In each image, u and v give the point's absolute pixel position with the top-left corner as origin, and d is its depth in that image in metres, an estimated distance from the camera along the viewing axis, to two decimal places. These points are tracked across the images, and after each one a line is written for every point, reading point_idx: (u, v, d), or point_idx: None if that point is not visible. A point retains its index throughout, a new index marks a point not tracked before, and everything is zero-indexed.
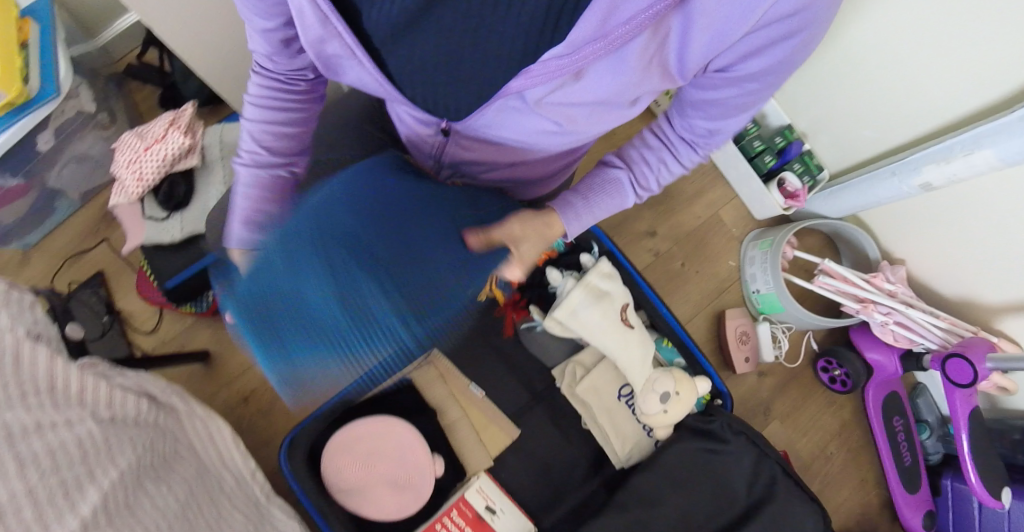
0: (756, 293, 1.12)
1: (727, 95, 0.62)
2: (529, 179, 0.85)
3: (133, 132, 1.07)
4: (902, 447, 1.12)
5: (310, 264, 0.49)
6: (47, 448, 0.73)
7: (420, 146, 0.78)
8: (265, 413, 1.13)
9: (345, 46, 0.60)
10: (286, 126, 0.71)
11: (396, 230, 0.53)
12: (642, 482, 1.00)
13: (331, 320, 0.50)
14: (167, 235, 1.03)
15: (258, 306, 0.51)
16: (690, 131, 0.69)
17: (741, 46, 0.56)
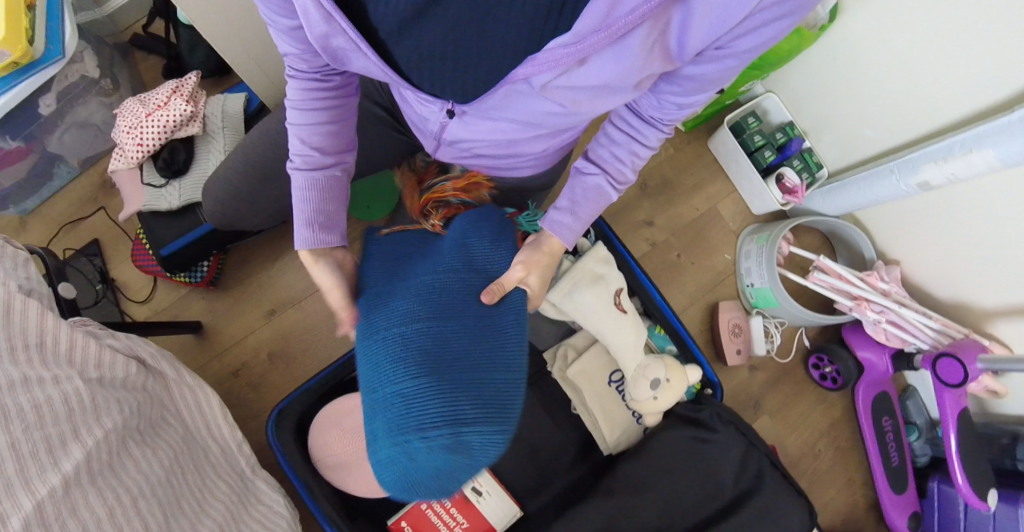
0: (750, 287, 1.12)
1: (700, 75, 0.63)
2: (529, 158, 0.84)
3: (136, 98, 1.06)
4: (890, 447, 1.12)
5: (406, 432, 0.55)
6: (33, 403, 0.74)
7: (425, 121, 0.78)
8: (254, 387, 1.11)
9: (349, 41, 0.60)
10: (329, 123, 0.70)
11: (435, 346, 0.57)
12: (630, 469, 1.01)
13: (452, 461, 0.55)
14: (164, 201, 1.03)
15: (407, 478, 0.58)
16: (660, 115, 0.70)
17: (737, 30, 0.58)
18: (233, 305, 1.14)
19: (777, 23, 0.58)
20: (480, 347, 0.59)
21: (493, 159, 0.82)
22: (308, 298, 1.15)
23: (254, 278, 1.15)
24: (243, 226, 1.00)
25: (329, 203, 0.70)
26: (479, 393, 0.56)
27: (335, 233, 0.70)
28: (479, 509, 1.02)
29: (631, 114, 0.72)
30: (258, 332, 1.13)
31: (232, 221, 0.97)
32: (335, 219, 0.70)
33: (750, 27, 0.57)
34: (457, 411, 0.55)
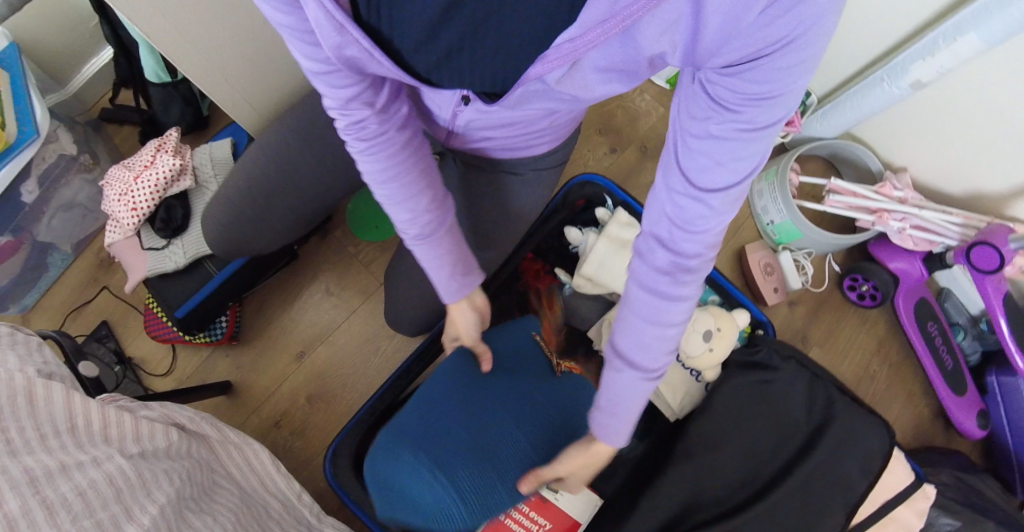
0: (770, 225, 1.12)
1: (724, 129, 0.52)
2: (541, 135, 0.83)
3: (118, 165, 1.02)
4: (942, 352, 1.12)
5: (409, 445, 0.68)
6: (77, 488, 0.66)
7: (441, 115, 0.79)
8: (299, 434, 1.08)
9: (363, 49, 0.59)
10: (423, 175, 0.74)
11: (480, 433, 0.71)
12: (701, 426, 1.00)
13: (410, 493, 0.66)
14: (170, 261, 0.99)
15: (381, 466, 0.72)
16: (690, 217, 0.57)
17: (742, 46, 0.48)
18: (261, 355, 1.10)
19: (818, 24, 0.46)
20: (499, 475, 0.69)
21: (506, 138, 0.82)
22: (336, 332, 1.11)
23: (276, 323, 1.11)
24: (250, 248, 0.92)
25: (457, 246, 0.78)
26: (469, 488, 0.66)
27: (474, 271, 0.80)
28: (557, 506, 1.00)
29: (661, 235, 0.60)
30: (292, 377, 1.10)
31: (238, 242, 0.90)
32: (468, 260, 0.79)
33: (771, 37, 0.46)
34: (445, 479, 0.65)
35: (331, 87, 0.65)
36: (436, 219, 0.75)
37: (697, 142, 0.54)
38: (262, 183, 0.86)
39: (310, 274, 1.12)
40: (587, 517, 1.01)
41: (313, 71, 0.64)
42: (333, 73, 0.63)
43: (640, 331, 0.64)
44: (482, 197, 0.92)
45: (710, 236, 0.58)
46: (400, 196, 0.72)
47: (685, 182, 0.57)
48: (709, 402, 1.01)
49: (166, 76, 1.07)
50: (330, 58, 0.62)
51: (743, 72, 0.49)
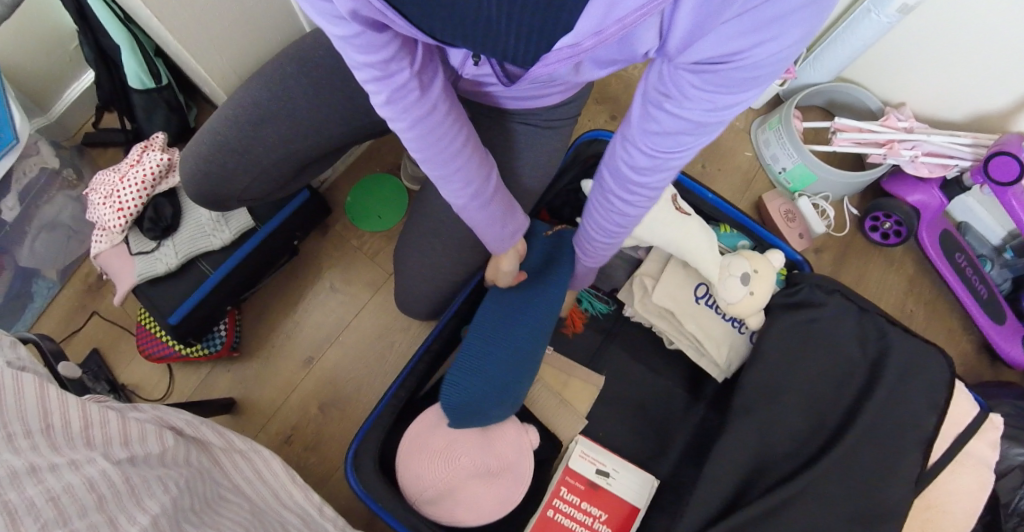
0: (783, 172, 1.11)
1: (678, 114, 0.52)
2: (547, 95, 0.79)
3: (104, 170, 0.95)
4: (974, 281, 1.08)
5: (479, 342, 0.86)
6: (47, 493, 0.54)
7: (452, 65, 0.74)
8: (315, 447, 0.97)
9: (380, 14, 0.52)
10: (470, 139, 0.69)
11: (520, 342, 0.87)
12: (752, 376, 0.94)
13: (481, 377, 0.84)
14: (161, 263, 0.90)
15: (463, 365, 0.84)
16: (642, 170, 0.60)
17: (710, 48, 0.46)
18: (265, 366, 1.00)
19: (779, 40, 0.43)
20: (523, 365, 0.88)
21: (517, 92, 0.77)
22: (346, 331, 1.02)
23: (280, 330, 1.02)
24: (235, 187, 0.85)
25: (503, 198, 0.76)
26: (507, 377, 0.86)
27: (520, 215, 0.80)
28: (614, 492, 0.91)
29: (615, 173, 0.64)
30: (302, 385, 1.00)
31: (217, 191, 0.85)
32: (512, 210, 0.78)
33: (735, 46, 0.44)
34: (498, 367, 0.85)
35: (366, 53, 0.55)
36: (487, 177, 0.72)
37: (654, 112, 0.54)
38: (254, 144, 0.80)
39: (312, 273, 1.05)
40: (645, 501, 0.91)
41: (340, 37, 0.54)
42: (370, 35, 0.54)
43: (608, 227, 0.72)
44: (497, 149, 0.87)
45: (654, 187, 0.62)
46: (451, 162, 0.68)
47: (638, 139, 0.58)
48: (759, 349, 0.95)
49: (149, 82, 1.01)
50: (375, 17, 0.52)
51: (705, 73, 0.47)
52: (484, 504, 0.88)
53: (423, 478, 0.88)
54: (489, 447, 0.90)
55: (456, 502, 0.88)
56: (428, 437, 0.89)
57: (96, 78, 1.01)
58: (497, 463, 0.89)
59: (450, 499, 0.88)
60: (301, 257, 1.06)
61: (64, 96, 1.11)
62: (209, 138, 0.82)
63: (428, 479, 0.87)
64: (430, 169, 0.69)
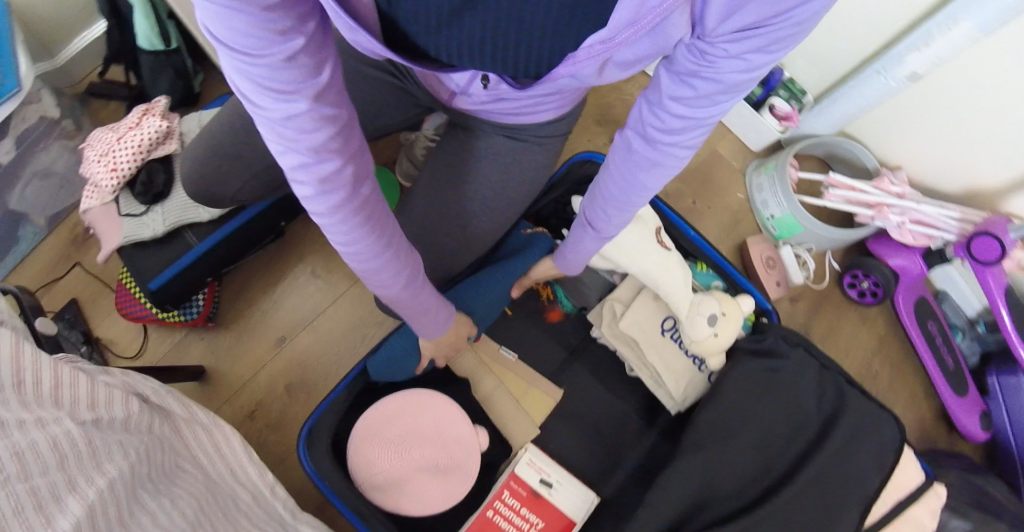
0: (771, 219, 1.12)
1: (714, 79, 0.56)
2: (540, 112, 0.82)
3: (103, 128, 0.97)
4: (943, 352, 1.10)
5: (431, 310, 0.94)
6: (11, 450, 0.54)
7: (456, 84, 0.77)
8: (276, 425, 1.00)
9: (296, 51, 0.47)
10: (368, 192, 0.61)
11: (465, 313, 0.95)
12: (705, 416, 0.95)
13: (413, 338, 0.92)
14: (147, 229, 0.91)
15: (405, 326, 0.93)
16: (673, 129, 0.62)
17: (749, 15, 0.50)
18: (238, 339, 1.03)
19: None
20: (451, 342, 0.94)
21: (520, 104, 0.79)
22: (321, 315, 1.05)
23: (256, 305, 1.04)
24: (224, 190, 0.88)
25: (400, 256, 0.67)
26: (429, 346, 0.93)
27: (408, 260, 0.69)
28: (553, 504, 0.92)
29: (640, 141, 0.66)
30: (271, 363, 1.02)
31: (212, 186, 0.88)
32: (401, 248, 0.67)
33: (777, 9, 0.49)
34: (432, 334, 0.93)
35: (277, 85, 0.49)
36: (386, 232, 0.64)
37: (688, 81, 0.58)
38: (253, 134, 0.85)
39: (295, 254, 1.07)
40: (583, 516, 0.93)
41: (253, 66, 0.47)
42: (279, 69, 0.48)
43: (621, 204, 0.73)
44: (486, 162, 0.88)
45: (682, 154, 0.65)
46: (351, 211, 0.59)
47: (671, 109, 0.61)
48: (718, 390, 0.96)
49: (159, 44, 1.03)
50: (295, 48, 0.47)
51: (752, 34, 0.51)
52: (430, 497, 0.89)
53: (373, 463, 0.89)
54: (439, 442, 0.92)
55: (402, 494, 0.89)
56: (386, 423, 0.91)
57: (108, 33, 1.03)
58: (446, 459, 0.91)
59: (398, 488, 0.89)
60: (287, 238, 1.08)
61: (74, 42, 1.12)
62: (207, 136, 0.87)
63: (379, 465, 0.89)
64: (319, 221, 0.60)
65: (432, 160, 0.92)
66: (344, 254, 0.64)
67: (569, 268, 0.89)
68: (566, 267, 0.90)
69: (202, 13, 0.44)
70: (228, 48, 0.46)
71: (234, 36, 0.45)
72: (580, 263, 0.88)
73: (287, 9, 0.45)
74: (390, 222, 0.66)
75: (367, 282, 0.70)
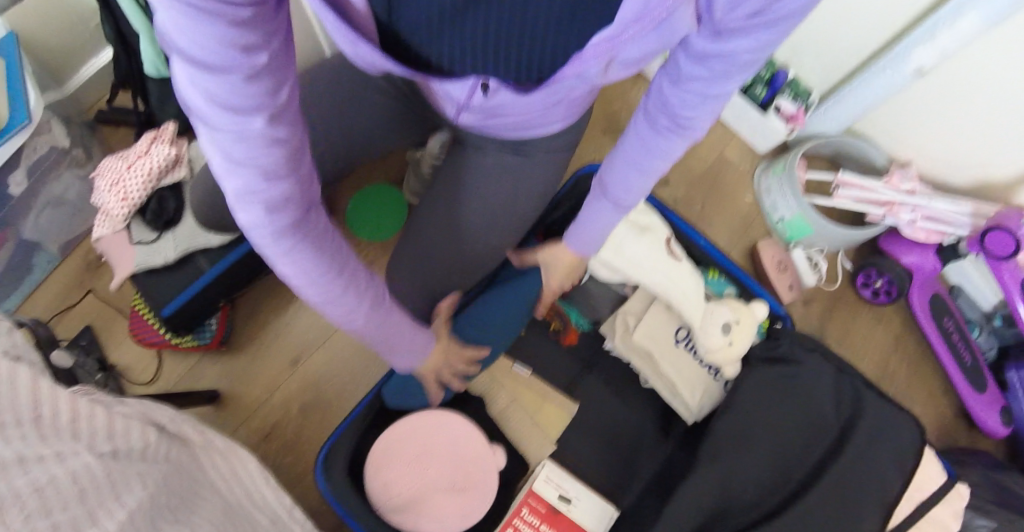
0: (781, 221, 1.11)
1: (727, 59, 0.57)
2: (545, 121, 0.79)
3: (114, 156, 0.98)
4: (960, 348, 1.08)
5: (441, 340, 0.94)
6: (33, 484, 0.54)
7: (458, 98, 0.74)
8: (293, 445, 1.00)
9: (255, 69, 0.45)
10: (317, 220, 0.58)
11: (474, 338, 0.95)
12: (722, 423, 0.94)
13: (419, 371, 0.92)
14: (160, 255, 0.92)
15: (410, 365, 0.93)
16: (687, 106, 0.64)
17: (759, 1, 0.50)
18: (252, 361, 1.03)
19: None
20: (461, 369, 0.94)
21: (524, 115, 0.76)
22: (334, 335, 1.05)
23: (270, 326, 1.05)
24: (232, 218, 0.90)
25: (356, 283, 0.63)
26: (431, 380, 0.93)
27: (369, 292, 0.66)
28: (572, 519, 0.92)
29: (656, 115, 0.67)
30: (286, 384, 1.02)
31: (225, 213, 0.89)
32: (359, 280, 0.64)
33: None
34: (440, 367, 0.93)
35: (232, 104, 0.46)
36: (340, 263, 0.61)
37: (700, 60, 0.58)
38: None
39: None
40: (600, 526, 0.93)
41: (208, 83, 0.44)
42: (237, 87, 0.45)
43: (631, 171, 0.73)
44: (493, 178, 0.88)
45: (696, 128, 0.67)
46: (300, 240, 0.56)
47: (685, 86, 0.62)
48: (732, 398, 0.96)
49: (165, 71, 1.03)
50: (256, 65, 0.45)
51: (761, 18, 0.52)
52: (447, 516, 0.89)
53: (392, 481, 0.89)
54: (456, 460, 0.91)
55: (420, 513, 0.88)
56: (404, 441, 0.91)
57: (116, 60, 1.04)
58: (463, 477, 0.91)
59: (415, 508, 0.89)
60: None
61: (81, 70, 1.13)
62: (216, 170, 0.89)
63: (396, 484, 0.89)
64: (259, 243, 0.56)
65: (440, 177, 0.92)
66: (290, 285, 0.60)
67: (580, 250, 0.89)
68: (579, 249, 0.87)
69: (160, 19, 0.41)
70: (184, 56, 0.43)
71: (191, 50, 0.42)
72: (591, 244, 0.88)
73: (253, 26, 0.43)
74: (343, 252, 0.63)
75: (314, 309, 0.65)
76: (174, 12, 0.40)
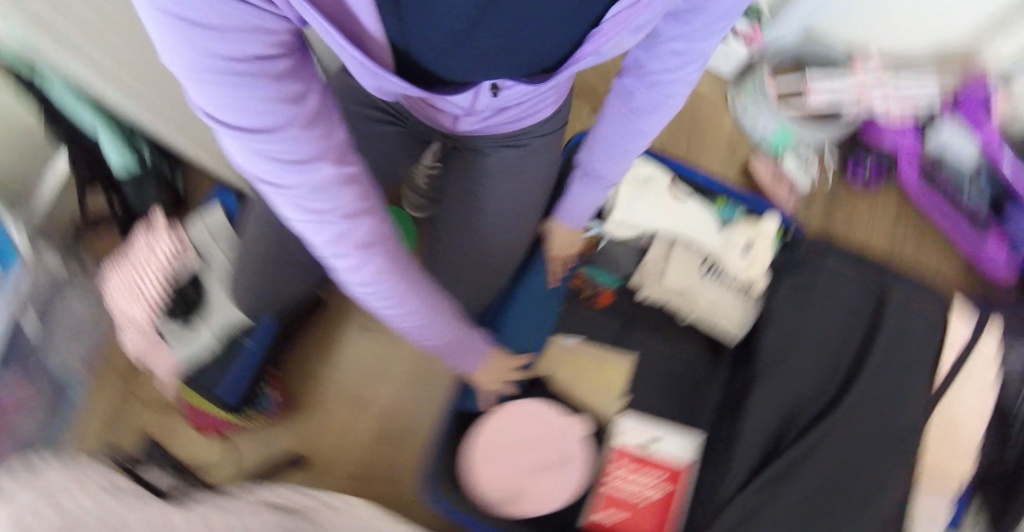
0: (764, 137, 1.16)
1: (703, 12, 0.57)
2: (541, 111, 0.84)
3: (114, 261, 0.98)
4: (957, 202, 1.13)
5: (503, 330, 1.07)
6: None
7: (457, 102, 0.76)
8: (380, 478, 1.03)
9: (309, 115, 0.49)
10: (398, 244, 0.62)
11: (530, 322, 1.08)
12: (772, 336, 0.99)
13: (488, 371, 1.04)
14: (200, 345, 0.95)
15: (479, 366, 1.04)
16: (669, 67, 0.64)
17: None
18: (316, 411, 1.05)
19: None
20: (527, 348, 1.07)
21: (527, 103, 0.79)
22: (383, 368, 1.08)
23: (319, 376, 1.07)
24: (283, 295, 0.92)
25: (435, 292, 0.67)
26: None
27: (447, 296, 0.70)
28: (660, 459, 1.01)
29: (638, 79, 0.67)
30: (354, 423, 1.05)
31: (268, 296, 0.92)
32: (437, 288, 0.68)
33: None
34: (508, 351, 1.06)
35: (301, 159, 0.50)
36: (423, 277, 0.65)
37: (681, 17, 0.58)
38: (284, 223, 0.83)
39: (338, 315, 1.09)
40: (691, 459, 1.01)
41: (274, 144, 0.48)
42: (301, 139, 0.49)
43: (622, 139, 0.73)
44: (498, 177, 0.89)
45: (680, 91, 0.67)
46: (391, 266, 0.60)
47: (665, 45, 0.62)
48: (771, 310, 1.01)
49: (134, 169, 1.07)
50: (306, 112, 0.49)
51: None
52: (548, 494, 0.94)
53: (488, 481, 0.94)
54: (542, 443, 0.96)
55: (523, 498, 0.94)
56: (490, 442, 0.96)
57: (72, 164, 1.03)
58: (553, 457, 0.96)
59: (518, 496, 0.94)
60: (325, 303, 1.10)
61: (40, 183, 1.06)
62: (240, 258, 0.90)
63: (493, 483, 0.94)
64: (356, 284, 0.60)
65: (445, 186, 0.95)
66: (388, 310, 0.64)
67: (573, 221, 0.90)
68: (573, 219, 0.89)
69: (214, 101, 0.45)
70: (243, 129, 0.47)
71: (252, 117, 0.46)
72: (588, 214, 0.88)
73: (293, 77, 0.48)
74: (421, 268, 0.67)
75: (411, 331, 0.68)
76: (227, 83, 0.44)
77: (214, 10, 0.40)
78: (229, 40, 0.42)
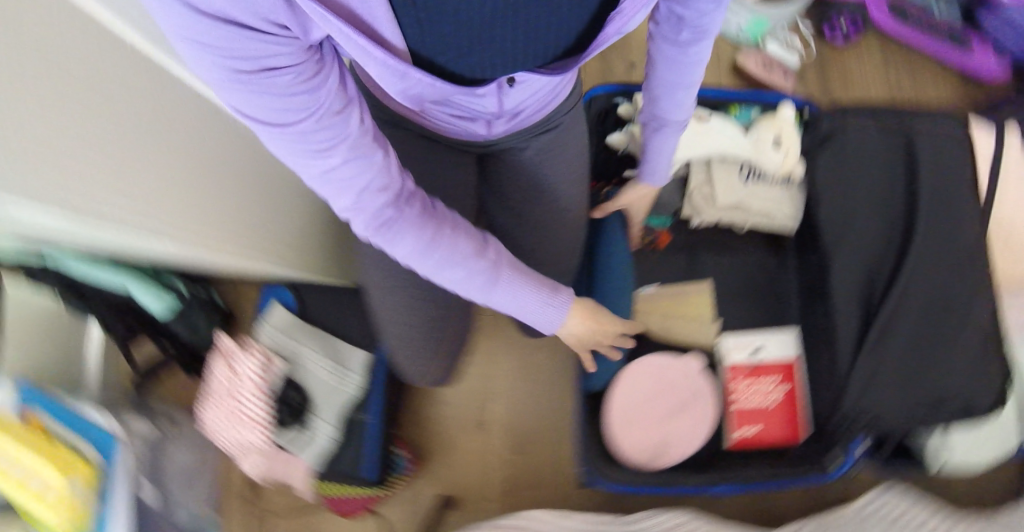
0: (740, 30, 1.19)
1: None
2: (559, 90, 0.83)
3: (203, 399, 0.97)
4: (933, 26, 1.19)
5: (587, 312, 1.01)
6: None
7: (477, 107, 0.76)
8: (530, 484, 1.06)
9: (324, 110, 0.53)
10: (423, 211, 0.66)
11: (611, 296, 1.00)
12: (827, 210, 1.03)
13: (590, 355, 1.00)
14: (323, 439, 0.95)
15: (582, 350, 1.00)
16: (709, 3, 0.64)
17: None
18: (446, 449, 1.07)
19: None
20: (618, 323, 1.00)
21: (545, 89, 0.79)
22: (488, 385, 1.10)
23: (434, 417, 1.09)
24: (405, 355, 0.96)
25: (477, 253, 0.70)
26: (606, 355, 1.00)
27: (498, 256, 0.72)
28: (771, 361, 1.07)
29: (683, 27, 0.68)
30: (485, 445, 1.07)
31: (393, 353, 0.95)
32: (483, 249, 0.71)
33: None
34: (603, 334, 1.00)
35: (317, 145, 0.54)
36: (460, 241, 0.69)
37: None
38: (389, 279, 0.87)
39: None
40: (796, 351, 1.07)
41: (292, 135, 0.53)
42: (317, 130, 0.53)
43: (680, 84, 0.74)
44: (540, 172, 0.90)
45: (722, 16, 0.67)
46: (409, 232, 0.65)
47: None
48: (817, 188, 1.05)
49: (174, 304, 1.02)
50: (321, 109, 0.53)
51: None
52: (691, 432, 1.00)
53: (636, 447, 0.98)
54: (667, 391, 1.01)
55: (672, 445, 0.99)
56: (625, 410, 0.99)
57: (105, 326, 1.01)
58: (681, 399, 1.01)
59: (668, 446, 0.99)
60: None
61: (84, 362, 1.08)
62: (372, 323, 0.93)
63: (643, 445, 0.98)
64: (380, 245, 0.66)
65: (491, 197, 0.96)
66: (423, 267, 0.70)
67: (659, 180, 0.90)
68: (654, 179, 0.89)
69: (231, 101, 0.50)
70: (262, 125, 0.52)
71: (267, 115, 0.51)
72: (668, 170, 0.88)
73: (308, 79, 0.51)
74: (459, 227, 0.70)
75: (457, 294, 0.74)
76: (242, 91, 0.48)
77: (221, 37, 0.44)
78: (239, 59, 0.46)
